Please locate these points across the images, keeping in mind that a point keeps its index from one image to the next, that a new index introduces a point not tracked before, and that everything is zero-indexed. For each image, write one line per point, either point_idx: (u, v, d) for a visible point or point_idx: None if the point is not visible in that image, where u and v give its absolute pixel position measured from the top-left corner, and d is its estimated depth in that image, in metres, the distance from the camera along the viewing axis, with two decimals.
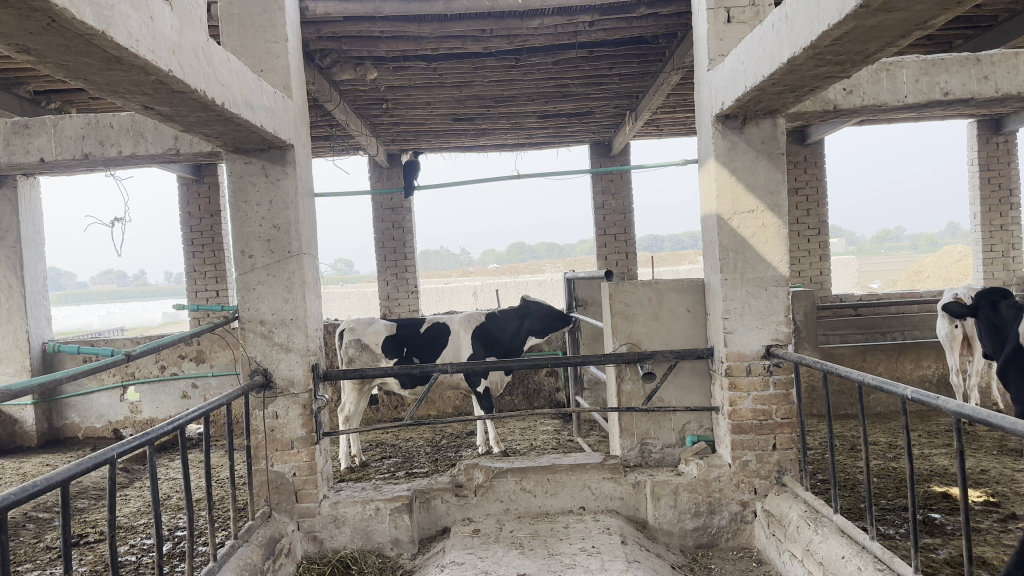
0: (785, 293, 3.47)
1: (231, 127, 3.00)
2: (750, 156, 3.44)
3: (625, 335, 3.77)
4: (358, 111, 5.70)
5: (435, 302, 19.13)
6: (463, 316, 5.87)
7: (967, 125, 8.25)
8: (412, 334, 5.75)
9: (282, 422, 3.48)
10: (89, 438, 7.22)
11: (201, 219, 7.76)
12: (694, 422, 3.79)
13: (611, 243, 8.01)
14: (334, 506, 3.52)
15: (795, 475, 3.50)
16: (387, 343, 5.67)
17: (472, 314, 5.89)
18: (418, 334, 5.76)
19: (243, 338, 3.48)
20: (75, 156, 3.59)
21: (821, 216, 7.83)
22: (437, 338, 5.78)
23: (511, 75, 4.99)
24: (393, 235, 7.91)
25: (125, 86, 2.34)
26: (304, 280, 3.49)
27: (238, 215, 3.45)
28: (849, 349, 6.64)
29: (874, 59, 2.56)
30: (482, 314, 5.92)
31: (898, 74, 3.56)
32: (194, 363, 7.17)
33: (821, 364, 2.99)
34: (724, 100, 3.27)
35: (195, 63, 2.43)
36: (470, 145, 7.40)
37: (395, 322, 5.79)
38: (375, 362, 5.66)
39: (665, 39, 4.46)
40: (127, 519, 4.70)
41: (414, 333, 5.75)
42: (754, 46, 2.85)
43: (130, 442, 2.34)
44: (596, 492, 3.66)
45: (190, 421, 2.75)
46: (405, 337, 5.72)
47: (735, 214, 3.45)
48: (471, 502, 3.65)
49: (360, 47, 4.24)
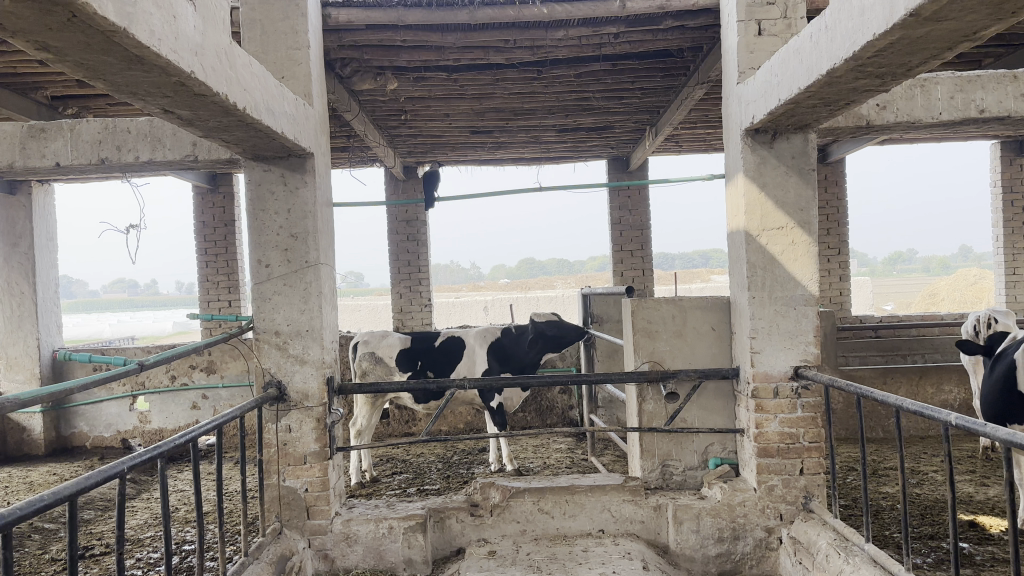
0: (815, 313, 3.37)
1: (251, 134, 2.93)
2: (781, 172, 3.35)
3: (647, 353, 3.67)
4: (377, 122, 5.65)
5: (445, 316, 19.06)
6: (478, 331, 5.79)
7: (991, 147, 8.14)
8: (426, 348, 5.67)
9: (294, 437, 3.40)
10: (98, 447, 7.15)
11: (216, 229, 7.71)
12: (717, 444, 3.68)
13: (628, 259, 7.92)
14: (347, 523, 3.42)
15: (822, 501, 3.38)
16: (400, 358, 5.61)
17: (488, 330, 5.80)
18: (433, 348, 5.67)
19: (257, 348, 3.40)
20: (91, 161, 3.53)
21: (842, 235, 7.74)
22: (451, 352, 5.69)
23: (533, 88, 4.92)
24: (408, 247, 7.84)
25: (146, 87, 2.27)
26: (321, 291, 3.41)
27: (256, 223, 3.39)
28: (870, 371, 6.51)
29: (916, 72, 2.48)
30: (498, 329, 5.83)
31: (933, 90, 3.47)
32: (204, 373, 7.11)
33: (854, 388, 2.88)
34: (755, 113, 3.18)
35: (217, 66, 2.36)
36: (487, 158, 7.34)
37: (410, 335, 5.71)
38: (388, 375, 5.59)
39: (690, 53, 4.39)
40: (133, 532, 4.62)
41: (428, 347, 5.66)
42: (790, 59, 2.77)
43: (141, 456, 2.25)
44: (616, 514, 3.55)
45: (203, 434, 2.65)
46: (419, 351, 5.65)
47: (764, 231, 3.36)
48: (487, 522, 3.55)
49: (382, 56, 4.18)
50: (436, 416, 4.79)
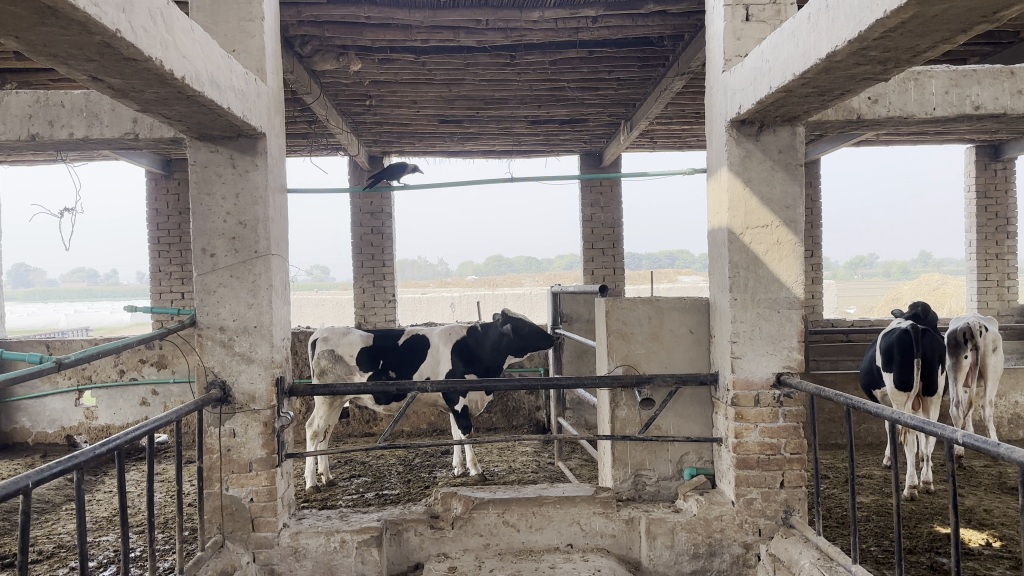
0: (799, 317, 3.18)
1: (195, 109, 2.66)
2: (766, 167, 3.15)
3: (621, 356, 3.46)
4: (339, 107, 5.37)
5: (411, 312, 18.79)
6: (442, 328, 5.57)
7: (965, 151, 8.07)
8: (388, 346, 5.41)
9: (239, 442, 3.13)
10: (40, 444, 6.79)
11: (169, 216, 7.38)
12: (693, 453, 3.48)
13: (599, 257, 7.71)
14: (295, 536, 3.16)
15: (804, 516, 3.19)
16: (361, 357, 5.32)
17: (453, 328, 5.57)
18: (395, 346, 5.42)
19: (199, 345, 3.13)
20: (21, 137, 3.22)
21: (815, 238, 7.63)
22: (415, 350, 5.46)
23: (504, 75, 4.68)
24: (372, 241, 7.57)
25: (66, 48, 2.00)
26: (271, 284, 3.15)
27: (200, 208, 3.12)
28: (843, 376, 6.37)
29: (921, 59, 2.29)
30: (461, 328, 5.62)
31: (928, 84, 3.30)
32: (155, 368, 6.78)
33: (844, 398, 2.69)
34: (742, 104, 2.98)
35: (150, 27, 2.09)
36: (455, 150, 7.09)
37: (372, 333, 5.44)
38: (348, 375, 5.30)
39: (670, 41, 4.17)
40: (70, 538, 4.31)
41: (391, 346, 5.40)
42: (783, 43, 2.56)
43: (46, 469, 1.95)
44: (586, 528, 3.33)
45: (129, 441, 2.35)
46: (380, 349, 5.38)
47: (748, 229, 3.15)
48: (448, 536, 3.30)
49: (344, 34, 3.92)
50: (397, 418, 4.53)
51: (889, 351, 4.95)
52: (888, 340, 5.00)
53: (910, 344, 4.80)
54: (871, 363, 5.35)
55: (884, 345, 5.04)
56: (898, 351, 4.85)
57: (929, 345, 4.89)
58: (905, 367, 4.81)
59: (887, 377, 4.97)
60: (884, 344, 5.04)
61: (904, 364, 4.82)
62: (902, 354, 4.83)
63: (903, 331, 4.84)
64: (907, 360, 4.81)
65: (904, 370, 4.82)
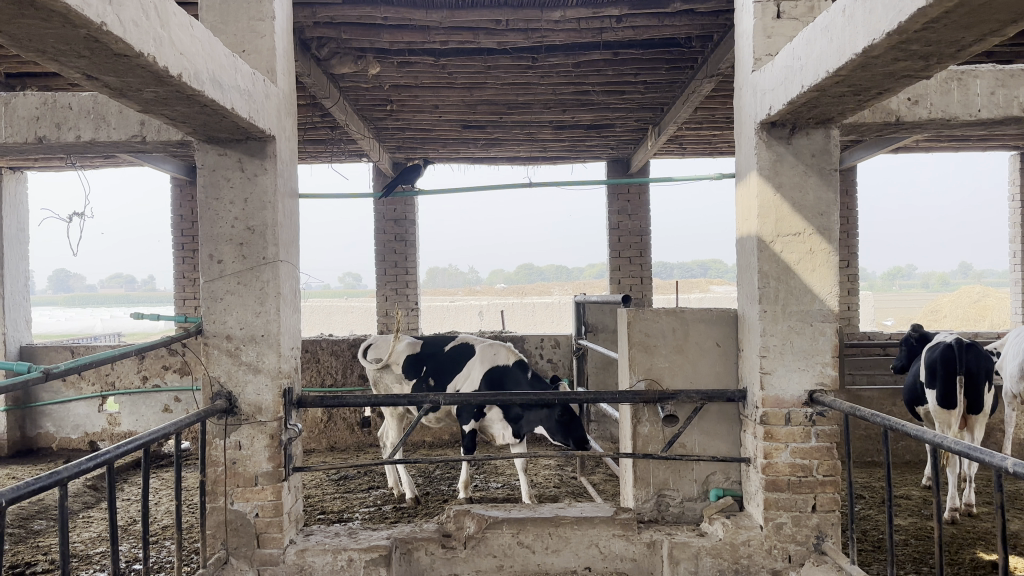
0: (833, 331, 2.99)
1: (198, 110, 2.56)
2: (798, 172, 2.98)
3: (644, 370, 3.31)
4: (360, 112, 5.28)
5: (439, 320, 18.75)
6: (490, 344, 5.15)
7: (1009, 158, 7.78)
8: (435, 352, 5.30)
9: (245, 455, 3.02)
10: (63, 450, 6.78)
11: (193, 222, 7.35)
12: (719, 473, 3.31)
13: (626, 266, 7.54)
14: (301, 554, 3.04)
15: (837, 543, 3.00)
16: (407, 363, 5.32)
17: (498, 352, 5.09)
18: (440, 353, 5.29)
19: (206, 354, 3.03)
20: (28, 140, 3.16)
21: (850, 247, 7.39)
22: (458, 361, 5.20)
23: (527, 78, 4.55)
24: (394, 248, 7.48)
25: (53, 43, 1.90)
26: (279, 291, 3.04)
27: (208, 213, 3.03)
28: (878, 391, 6.13)
29: (965, 54, 2.12)
30: (509, 354, 5.11)
31: (972, 85, 3.11)
32: (177, 375, 6.72)
33: (881, 420, 2.50)
34: (772, 104, 2.82)
35: (143, 21, 2.00)
36: (480, 157, 6.97)
37: (424, 340, 5.41)
38: (397, 382, 5.36)
39: (698, 42, 4.01)
40: (83, 547, 4.24)
41: (436, 352, 5.30)
42: (816, 39, 2.41)
43: (22, 486, 1.84)
44: (605, 550, 3.17)
45: (120, 456, 2.23)
46: (426, 355, 5.31)
47: (779, 237, 2.98)
48: (460, 556, 3.17)
49: (361, 36, 3.81)
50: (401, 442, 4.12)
51: (932, 367, 4.75)
52: (932, 356, 4.80)
53: (954, 359, 4.60)
54: (915, 380, 5.14)
55: (928, 361, 4.83)
56: (941, 367, 4.65)
57: (975, 361, 4.66)
58: (948, 384, 4.60)
59: (930, 394, 4.77)
60: (928, 360, 4.84)
61: (948, 381, 4.61)
62: (946, 371, 4.62)
63: (945, 345, 4.65)
64: (950, 377, 4.60)
65: (948, 387, 4.60)
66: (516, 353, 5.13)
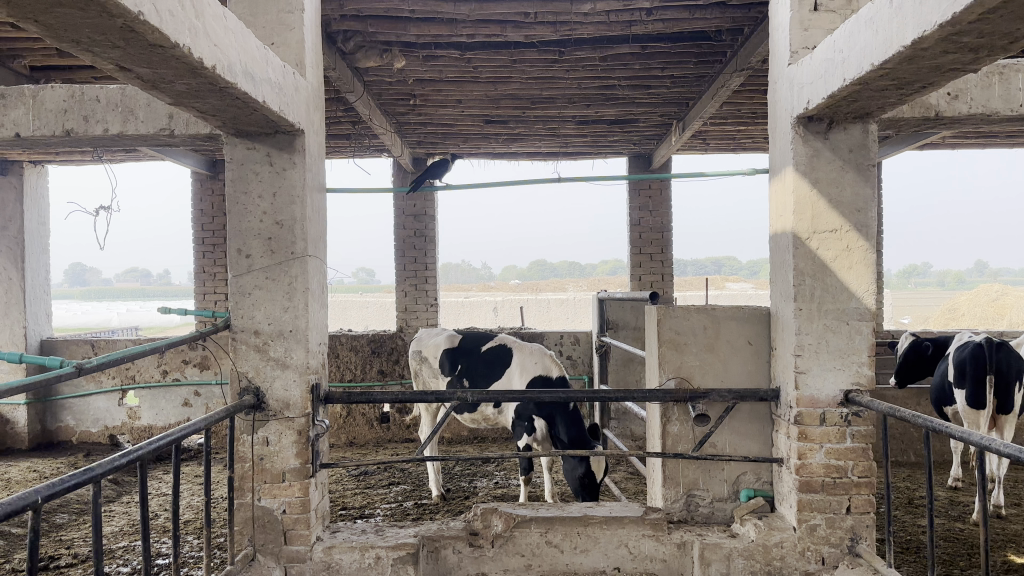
0: (870, 330, 2.94)
1: (229, 102, 2.53)
2: (836, 168, 2.93)
3: (674, 368, 3.26)
4: (383, 106, 5.25)
5: (454, 316, 18.74)
6: (532, 352, 5.07)
7: None
8: (473, 351, 5.27)
9: (273, 451, 3.00)
10: (84, 443, 6.79)
11: (213, 217, 7.34)
12: (750, 473, 3.26)
13: (647, 263, 7.49)
14: (328, 551, 3.02)
15: (872, 545, 2.95)
16: (444, 358, 5.36)
17: (539, 363, 4.99)
18: (479, 352, 5.25)
19: (233, 349, 3.01)
20: (55, 133, 3.13)
21: None
22: (494, 365, 5.14)
23: (553, 72, 4.51)
24: (414, 244, 7.45)
25: (89, 33, 1.88)
26: (308, 286, 3.01)
27: (237, 208, 3.00)
28: (903, 391, 6.07)
29: (1018, 47, 2.06)
30: (554, 367, 4.98)
31: (1013, 79, 3.05)
32: (197, 369, 6.72)
33: (924, 422, 2.43)
34: (810, 98, 2.76)
35: (178, 11, 1.97)
36: (500, 152, 6.93)
37: (465, 337, 5.39)
38: (432, 375, 5.48)
39: (728, 36, 3.95)
40: (106, 541, 4.23)
41: (474, 351, 5.27)
42: (860, 31, 2.35)
43: (54, 483, 1.80)
44: (634, 551, 3.13)
45: (152, 453, 2.20)
46: (464, 352, 5.30)
47: (815, 234, 2.93)
48: (487, 555, 3.14)
49: (388, 29, 3.77)
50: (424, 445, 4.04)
51: (961, 367, 4.69)
52: (960, 355, 4.74)
53: (984, 359, 4.53)
54: (942, 379, 5.08)
55: (957, 361, 4.77)
56: (971, 367, 4.58)
57: (1006, 360, 4.60)
58: (978, 384, 4.54)
59: (959, 394, 4.70)
60: (956, 359, 4.78)
61: (978, 381, 4.54)
62: (977, 371, 4.56)
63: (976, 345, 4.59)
64: (980, 377, 4.54)
65: (979, 388, 4.54)
66: (558, 365, 4.99)
